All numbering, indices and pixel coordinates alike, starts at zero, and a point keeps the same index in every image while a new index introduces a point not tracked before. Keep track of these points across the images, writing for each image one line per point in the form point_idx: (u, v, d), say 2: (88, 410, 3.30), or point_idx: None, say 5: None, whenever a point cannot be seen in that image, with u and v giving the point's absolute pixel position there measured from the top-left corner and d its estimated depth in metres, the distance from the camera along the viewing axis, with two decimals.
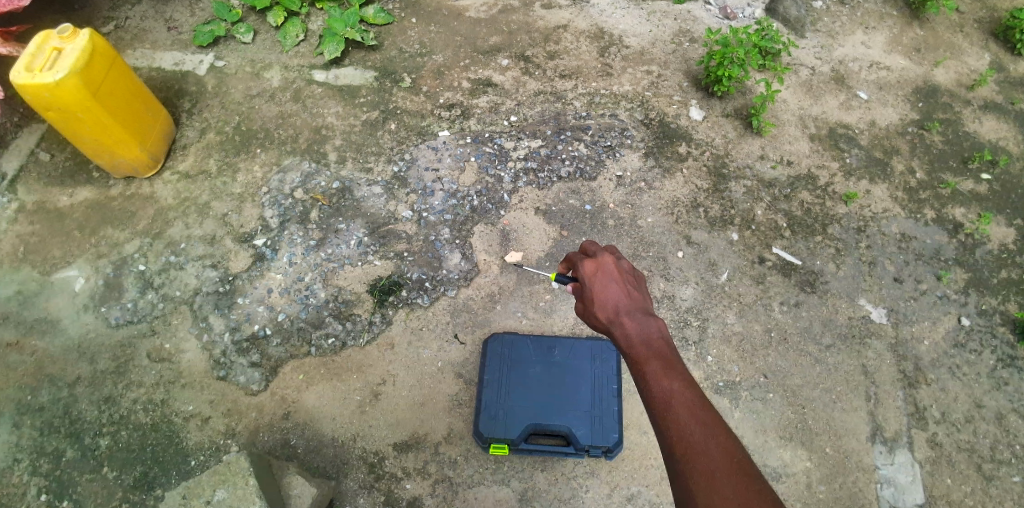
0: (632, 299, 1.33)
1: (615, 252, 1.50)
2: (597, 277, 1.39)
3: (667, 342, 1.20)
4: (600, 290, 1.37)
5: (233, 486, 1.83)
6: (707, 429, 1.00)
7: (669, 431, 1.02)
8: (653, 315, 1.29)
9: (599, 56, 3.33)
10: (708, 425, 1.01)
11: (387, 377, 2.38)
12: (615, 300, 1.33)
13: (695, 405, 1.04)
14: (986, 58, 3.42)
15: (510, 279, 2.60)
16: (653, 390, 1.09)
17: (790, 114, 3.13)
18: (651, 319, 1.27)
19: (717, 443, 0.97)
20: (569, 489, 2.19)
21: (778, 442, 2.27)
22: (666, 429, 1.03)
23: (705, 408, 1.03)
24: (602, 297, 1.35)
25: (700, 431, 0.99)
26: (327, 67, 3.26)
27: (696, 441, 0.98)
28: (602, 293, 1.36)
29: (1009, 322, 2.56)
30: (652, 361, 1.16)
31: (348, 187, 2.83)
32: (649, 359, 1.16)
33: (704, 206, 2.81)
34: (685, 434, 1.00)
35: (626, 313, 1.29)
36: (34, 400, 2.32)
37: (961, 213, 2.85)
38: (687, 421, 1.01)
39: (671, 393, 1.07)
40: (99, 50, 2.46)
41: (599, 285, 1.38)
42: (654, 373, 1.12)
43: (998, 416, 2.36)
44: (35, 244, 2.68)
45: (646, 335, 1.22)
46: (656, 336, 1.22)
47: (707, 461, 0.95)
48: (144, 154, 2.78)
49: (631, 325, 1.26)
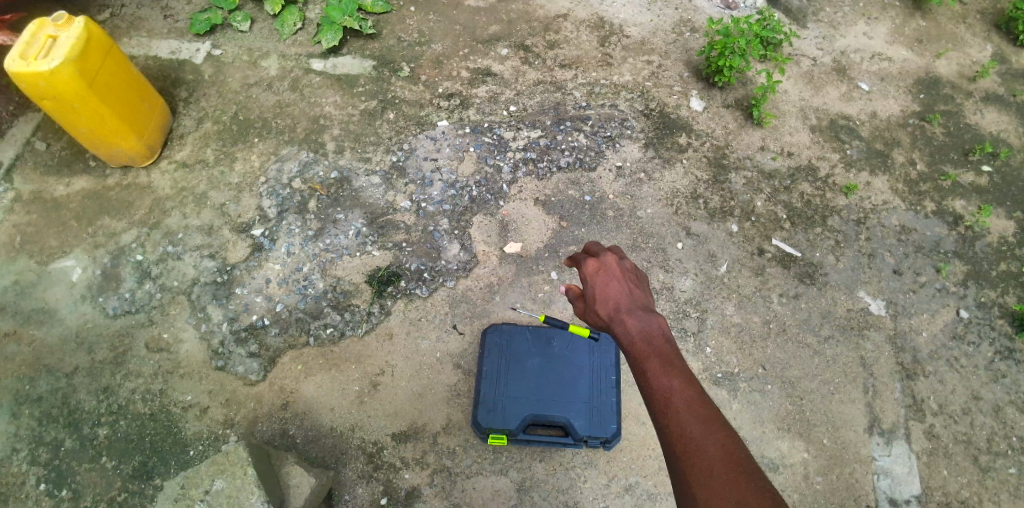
0: (634, 298, 1.31)
1: (618, 252, 1.47)
2: (599, 276, 1.37)
3: (669, 341, 1.19)
4: (602, 289, 1.34)
5: (231, 476, 1.84)
6: (706, 426, 0.99)
7: (669, 427, 1.01)
8: (654, 313, 1.27)
9: (599, 46, 3.31)
10: (708, 422, 1.00)
11: (386, 368, 2.38)
12: (616, 297, 1.31)
13: (695, 403, 1.03)
14: (988, 50, 3.39)
15: (509, 271, 2.59)
16: (653, 387, 1.08)
17: (791, 104, 3.12)
18: (651, 317, 1.25)
19: (716, 440, 0.97)
20: (567, 479, 2.20)
21: (775, 433, 2.28)
22: (665, 425, 1.02)
23: (705, 406, 1.03)
24: (604, 295, 1.33)
25: (700, 429, 0.98)
26: (325, 55, 3.23)
27: (695, 438, 0.97)
28: (603, 291, 1.34)
29: (1008, 315, 2.56)
30: (652, 359, 1.15)
31: (346, 177, 2.81)
32: (649, 356, 1.15)
33: (704, 197, 2.80)
34: (684, 430, 0.99)
35: (628, 310, 1.27)
36: (32, 390, 2.31)
37: (961, 205, 2.84)
38: (687, 418, 1.00)
39: (671, 390, 1.06)
40: (94, 38, 2.43)
41: (602, 284, 1.35)
42: (654, 370, 1.11)
43: (995, 408, 2.37)
44: (32, 234, 2.66)
45: (647, 332, 1.21)
46: (658, 335, 1.21)
47: (705, 458, 0.94)
48: (141, 144, 2.76)
49: (632, 322, 1.24)
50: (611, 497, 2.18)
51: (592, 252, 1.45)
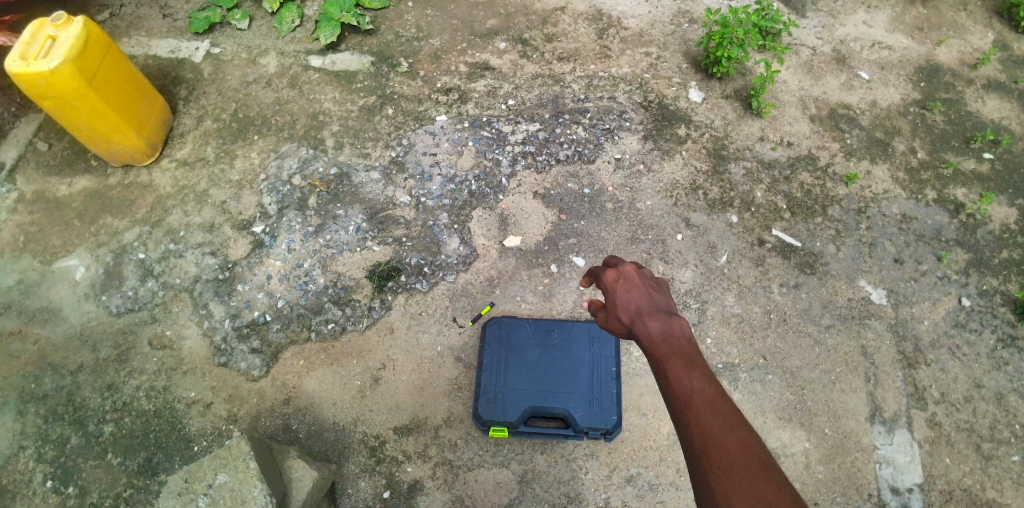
0: (654, 302, 1.28)
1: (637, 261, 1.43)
2: (620, 283, 1.34)
3: (690, 340, 1.17)
4: (623, 295, 1.31)
5: (234, 469, 1.86)
6: (726, 423, 0.97)
7: (690, 426, 0.99)
8: (675, 316, 1.23)
9: (597, 38, 3.30)
10: (728, 420, 0.98)
11: (387, 362, 2.39)
12: (637, 301, 1.28)
13: (715, 401, 1.01)
14: (989, 37, 3.37)
15: (509, 264, 2.60)
16: (674, 387, 1.06)
17: (791, 94, 3.10)
18: (673, 319, 1.22)
19: (735, 437, 0.95)
20: (569, 470, 2.21)
21: (776, 423, 2.28)
22: (685, 425, 1.00)
23: (726, 404, 1.00)
24: (624, 299, 1.30)
25: (719, 426, 0.96)
26: (323, 52, 3.23)
27: (715, 435, 0.96)
28: (624, 296, 1.30)
29: (1010, 302, 2.55)
30: (672, 360, 1.12)
31: (346, 173, 2.82)
32: (669, 356, 1.12)
33: (703, 188, 2.80)
34: (704, 426, 0.97)
35: (649, 313, 1.24)
36: (37, 389, 2.33)
37: (962, 193, 2.83)
38: (707, 417, 0.98)
39: (692, 388, 1.03)
40: (93, 37, 2.44)
41: (622, 289, 1.32)
42: (674, 370, 1.09)
43: (998, 395, 2.36)
44: (35, 234, 2.68)
45: (669, 333, 1.18)
46: (679, 335, 1.18)
47: (725, 455, 0.92)
48: (141, 142, 2.77)
49: (653, 323, 1.21)
50: (613, 488, 2.18)
51: (612, 261, 1.42)
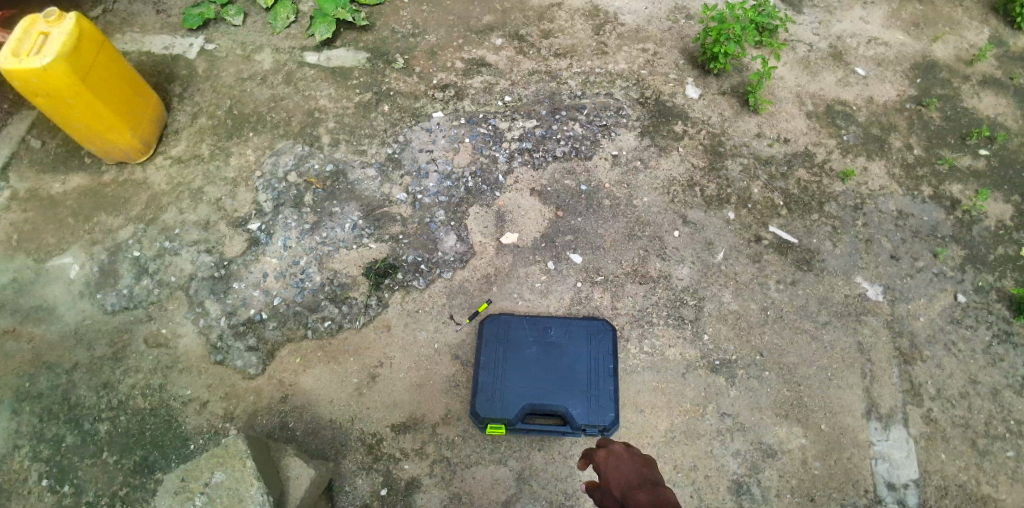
0: (643, 475, 1.33)
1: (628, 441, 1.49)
2: (610, 460, 1.39)
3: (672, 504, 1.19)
4: (613, 472, 1.36)
5: (231, 468, 1.85)
6: None
7: None
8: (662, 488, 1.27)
9: (594, 34, 3.29)
10: None
11: (384, 360, 2.38)
12: (626, 476, 1.33)
13: None
14: (985, 33, 3.37)
15: (506, 261, 2.59)
16: None
17: (788, 91, 3.10)
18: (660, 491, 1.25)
19: None
20: (566, 467, 2.20)
21: (773, 419, 2.29)
22: None
23: None
24: (615, 478, 1.34)
25: None
26: (319, 48, 3.21)
27: None
28: (615, 474, 1.35)
29: (1005, 298, 2.56)
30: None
31: (342, 170, 2.81)
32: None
33: (700, 185, 2.80)
34: None
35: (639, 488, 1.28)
36: (32, 388, 2.32)
37: (958, 190, 2.84)
38: None
39: None
40: (86, 33, 2.42)
41: (613, 467, 1.37)
42: None
43: (993, 391, 2.37)
44: (29, 232, 2.66)
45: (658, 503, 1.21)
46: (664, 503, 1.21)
47: None
48: (136, 139, 2.75)
49: (643, 496, 1.25)
50: None
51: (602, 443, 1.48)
